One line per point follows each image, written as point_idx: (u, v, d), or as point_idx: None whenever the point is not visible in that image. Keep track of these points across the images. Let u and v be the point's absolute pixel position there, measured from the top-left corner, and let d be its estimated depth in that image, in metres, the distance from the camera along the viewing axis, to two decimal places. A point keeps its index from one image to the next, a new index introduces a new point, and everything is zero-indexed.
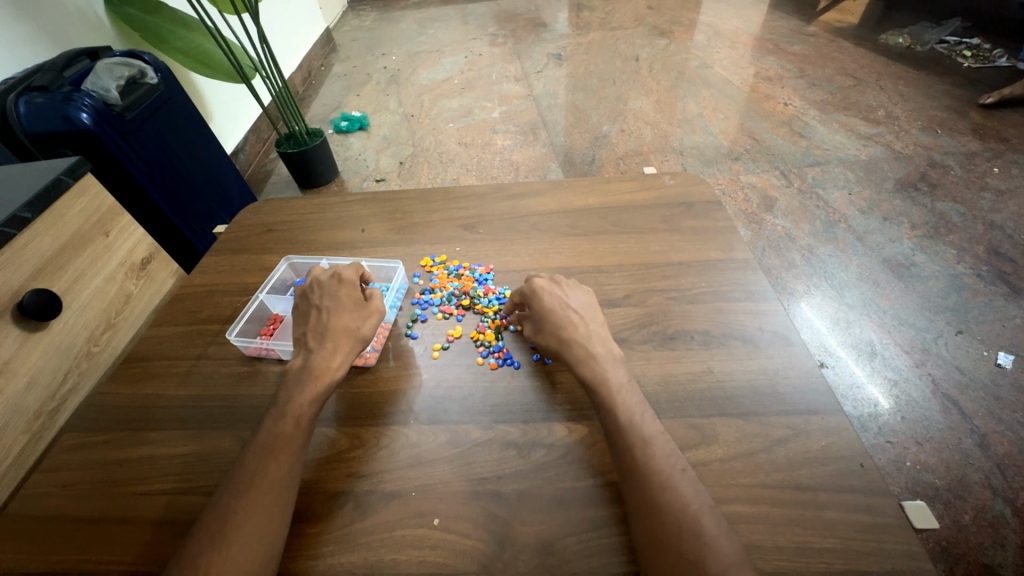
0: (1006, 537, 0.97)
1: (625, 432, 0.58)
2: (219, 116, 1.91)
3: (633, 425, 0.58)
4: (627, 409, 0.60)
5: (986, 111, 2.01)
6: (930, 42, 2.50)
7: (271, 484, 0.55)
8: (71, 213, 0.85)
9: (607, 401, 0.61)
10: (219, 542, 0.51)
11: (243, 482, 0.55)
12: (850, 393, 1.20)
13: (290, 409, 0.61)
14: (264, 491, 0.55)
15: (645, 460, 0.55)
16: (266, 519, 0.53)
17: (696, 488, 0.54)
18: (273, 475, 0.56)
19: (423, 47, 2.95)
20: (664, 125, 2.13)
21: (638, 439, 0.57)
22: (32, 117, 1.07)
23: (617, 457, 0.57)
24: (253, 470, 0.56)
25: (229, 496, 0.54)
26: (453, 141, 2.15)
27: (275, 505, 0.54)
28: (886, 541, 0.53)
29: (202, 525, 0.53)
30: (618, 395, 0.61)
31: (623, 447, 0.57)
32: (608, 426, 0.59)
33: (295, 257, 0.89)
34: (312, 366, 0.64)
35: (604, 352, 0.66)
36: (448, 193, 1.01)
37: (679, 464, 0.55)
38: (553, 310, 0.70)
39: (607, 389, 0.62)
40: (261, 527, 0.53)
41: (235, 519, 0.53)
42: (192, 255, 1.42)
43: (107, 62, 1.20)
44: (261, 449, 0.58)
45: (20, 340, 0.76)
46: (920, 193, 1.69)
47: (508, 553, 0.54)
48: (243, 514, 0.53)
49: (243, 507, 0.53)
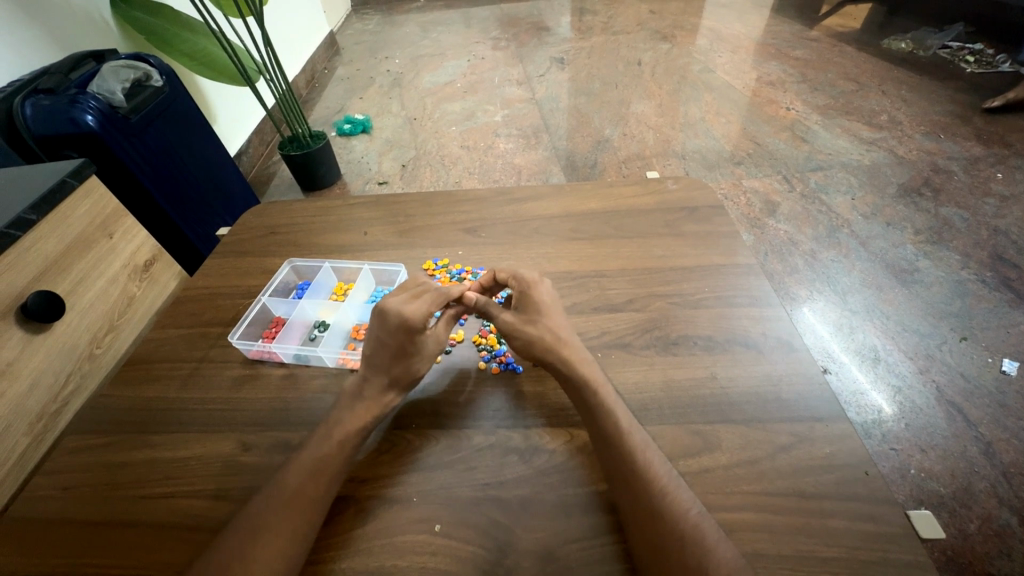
0: (1011, 546, 0.96)
1: (622, 439, 0.57)
2: (223, 119, 1.92)
3: (630, 431, 0.58)
4: (620, 415, 0.59)
5: (990, 116, 2.01)
6: (933, 47, 2.50)
7: (303, 503, 0.55)
8: (75, 215, 0.85)
9: (602, 405, 0.60)
10: (246, 555, 0.51)
11: (279, 497, 0.55)
12: (854, 400, 1.19)
13: (339, 431, 0.61)
14: (294, 508, 0.54)
15: (642, 465, 0.55)
16: (293, 537, 0.53)
17: (692, 497, 0.54)
18: (309, 496, 0.56)
19: (425, 50, 2.97)
20: (667, 129, 2.14)
21: (637, 444, 0.57)
22: (38, 120, 1.07)
23: (614, 463, 0.56)
24: (293, 487, 0.56)
25: (263, 512, 0.54)
26: (455, 144, 2.16)
27: (304, 524, 0.54)
28: (892, 550, 0.52)
29: (231, 534, 0.53)
30: (614, 399, 0.61)
31: (618, 453, 0.56)
32: (600, 433, 0.58)
33: (298, 261, 0.90)
34: (364, 396, 0.64)
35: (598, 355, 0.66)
36: (450, 197, 1.01)
37: (671, 472, 0.56)
38: (552, 309, 0.70)
39: (601, 392, 0.61)
40: (288, 545, 0.52)
41: (264, 534, 0.52)
42: (195, 257, 1.42)
43: (112, 65, 1.20)
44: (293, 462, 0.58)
45: (23, 342, 0.76)
46: (923, 198, 1.69)
47: (510, 559, 0.54)
48: (274, 531, 0.53)
49: (274, 523, 0.53)
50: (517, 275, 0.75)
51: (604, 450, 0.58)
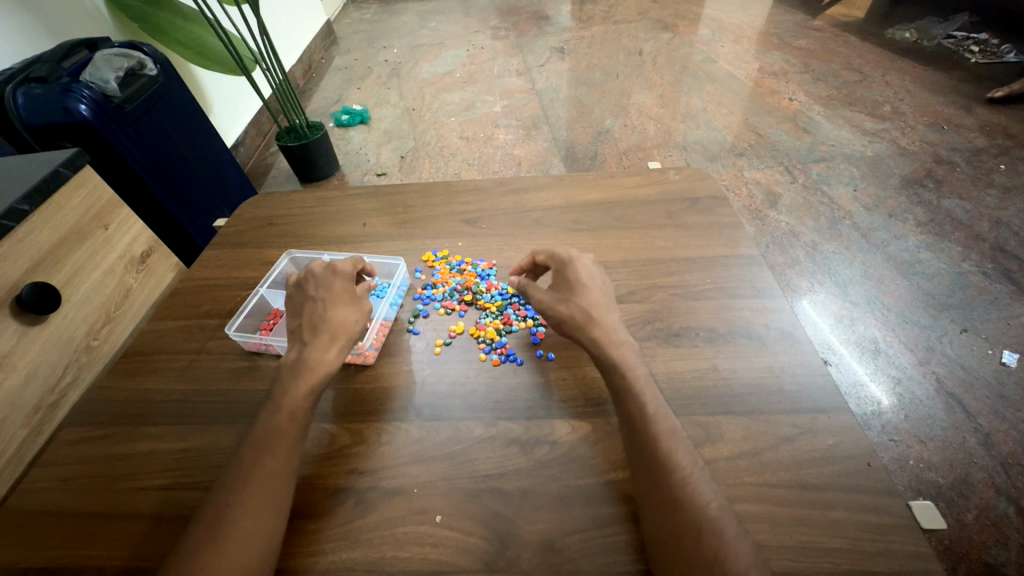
0: (1008, 536, 0.96)
1: (653, 421, 0.57)
2: (219, 108, 1.90)
3: (657, 417, 0.57)
4: (654, 398, 0.59)
5: (994, 106, 1.99)
6: (937, 36, 2.48)
7: (266, 479, 0.55)
8: (69, 206, 0.84)
9: (633, 388, 0.59)
10: (214, 538, 0.51)
11: (267, 490, 0.54)
12: (853, 391, 1.20)
13: (286, 400, 0.60)
14: (261, 486, 0.54)
15: (668, 452, 0.55)
16: (265, 515, 0.53)
17: (715, 487, 0.54)
18: (269, 470, 0.55)
19: (424, 40, 2.93)
20: (667, 120, 2.12)
21: (663, 431, 0.56)
22: (31, 108, 1.05)
23: (637, 449, 0.56)
24: (250, 463, 0.56)
25: (223, 492, 0.54)
26: (454, 135, 2.14)
27: (275, 514, 0.54)
28: (894, 541, 0.52)
29: (199, 519, 0.53)
30: (644, 385, 0.60)
31: (647, 436, 0.56)
32: (631, 417, 0.58)
33: (297, 252, 0.88)
34: (308, 361, 0.63)
35: (630, 340, 0.65)
36: (450, 187, 1.00)
37: (697, 461, 0.55)
38: (585, 282, 0.70)
39: (631, 375, 0.61)
40: (255, 523, 0.52)
41: (230, 514, 0.52)
42: (192, 249, 1.42)
43: (106, 53, 1.18)
44: (257, 444, 0.57)
45: (19, 334, 0.75)
46: (925, 189, 1.68)
47: (511, 551, 0.54)
48: (241, 510, 0.53)
49: (239, 503, 0.53)
50: (554, 253, 0.74)
51: (630, 433, 0.57)
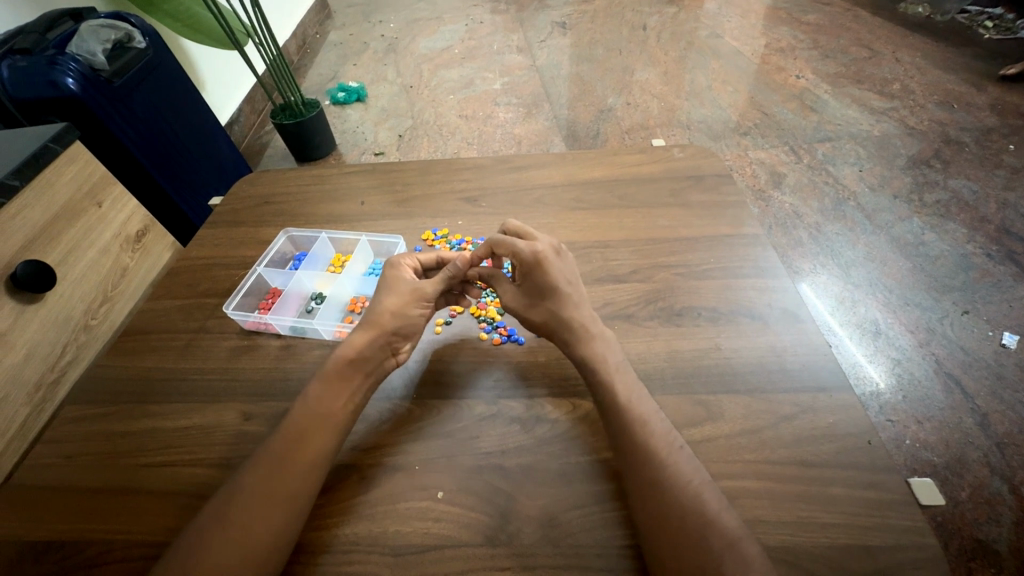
0: (1001, 513, 0.98)
1: (625, 409, 0.57)
2: (211, 83, 1.85)
3: (631, 405, 0.57)
4: (625, 386, 0.59)
5: (1007, 83, 1.94)
6: (951, 11, 2.40)
7: (284, 469, 0.53)
8: (59, 182, 0.82)
9: (602, 378, 0.60)
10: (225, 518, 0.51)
11: (271, 472, 0.53)
12: (852, 372, 1.20)
13: None
14: (270, 472, 0.53)
15: (643, 439, 0.55)
16: (278, 502, 0.52)
17: (697, 465, 0.54)
18: (285, 459, 0.54)
19: (422, 13, 2.84)
20: (671, 97, 2.07)
21: (637, 417, 0.56)
22: (17, 83, 1.02)
23: (616, 436, 0.56)
24: (275, 454, 0.54)
25: (241, 479, 0.54)
26: (453, 113, 2.09)
27: (292, 507, 0.53)
28: (891, 516, 0.53)
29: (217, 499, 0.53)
30: (614, 375, 0.60)
31: (630, 421, 0.56)
32: (605, 405, 0.58)
33: (294, 231, 0.88)
34: None
35: (599, 331, 0.63)
36: (450, 165, 0.98)
37: (677, 441, 0.55)
38: (556, 285, 0.66)
39: (602, 368, 0.60)
40: (266, 512, 0.51)
41: (239, 499, 0.52)
42: (188, 228, 1.40)
43: (91, 24, 1.14)
44: (289, 435, 0.55)
45: (15, 313, 0.75)
46: (932, 169, 1.65)
47: (512, 525, 0.54)
48: (252, 496, 0.52)
49: (258, 492, 0.52)
50: (518, 254, 0.68)
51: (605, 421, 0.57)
